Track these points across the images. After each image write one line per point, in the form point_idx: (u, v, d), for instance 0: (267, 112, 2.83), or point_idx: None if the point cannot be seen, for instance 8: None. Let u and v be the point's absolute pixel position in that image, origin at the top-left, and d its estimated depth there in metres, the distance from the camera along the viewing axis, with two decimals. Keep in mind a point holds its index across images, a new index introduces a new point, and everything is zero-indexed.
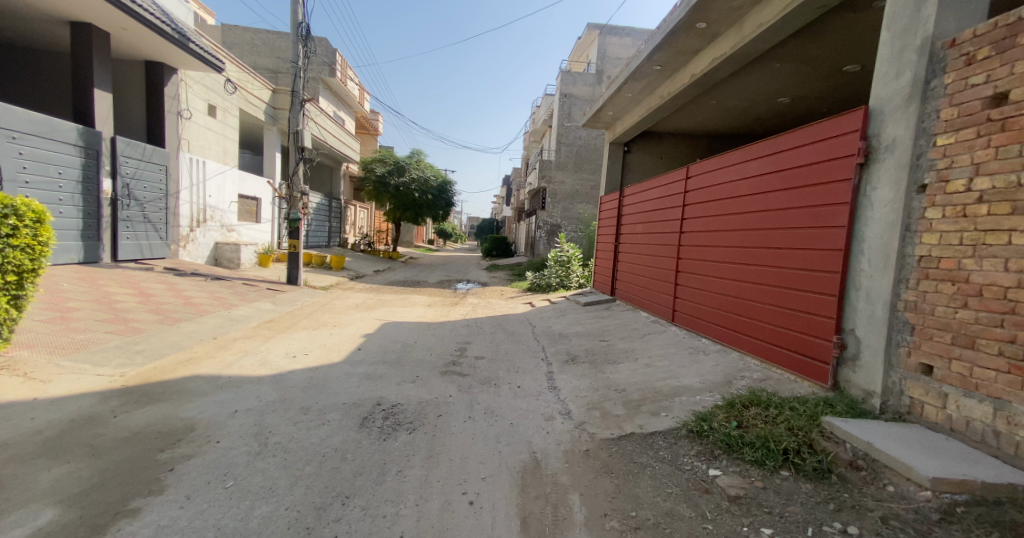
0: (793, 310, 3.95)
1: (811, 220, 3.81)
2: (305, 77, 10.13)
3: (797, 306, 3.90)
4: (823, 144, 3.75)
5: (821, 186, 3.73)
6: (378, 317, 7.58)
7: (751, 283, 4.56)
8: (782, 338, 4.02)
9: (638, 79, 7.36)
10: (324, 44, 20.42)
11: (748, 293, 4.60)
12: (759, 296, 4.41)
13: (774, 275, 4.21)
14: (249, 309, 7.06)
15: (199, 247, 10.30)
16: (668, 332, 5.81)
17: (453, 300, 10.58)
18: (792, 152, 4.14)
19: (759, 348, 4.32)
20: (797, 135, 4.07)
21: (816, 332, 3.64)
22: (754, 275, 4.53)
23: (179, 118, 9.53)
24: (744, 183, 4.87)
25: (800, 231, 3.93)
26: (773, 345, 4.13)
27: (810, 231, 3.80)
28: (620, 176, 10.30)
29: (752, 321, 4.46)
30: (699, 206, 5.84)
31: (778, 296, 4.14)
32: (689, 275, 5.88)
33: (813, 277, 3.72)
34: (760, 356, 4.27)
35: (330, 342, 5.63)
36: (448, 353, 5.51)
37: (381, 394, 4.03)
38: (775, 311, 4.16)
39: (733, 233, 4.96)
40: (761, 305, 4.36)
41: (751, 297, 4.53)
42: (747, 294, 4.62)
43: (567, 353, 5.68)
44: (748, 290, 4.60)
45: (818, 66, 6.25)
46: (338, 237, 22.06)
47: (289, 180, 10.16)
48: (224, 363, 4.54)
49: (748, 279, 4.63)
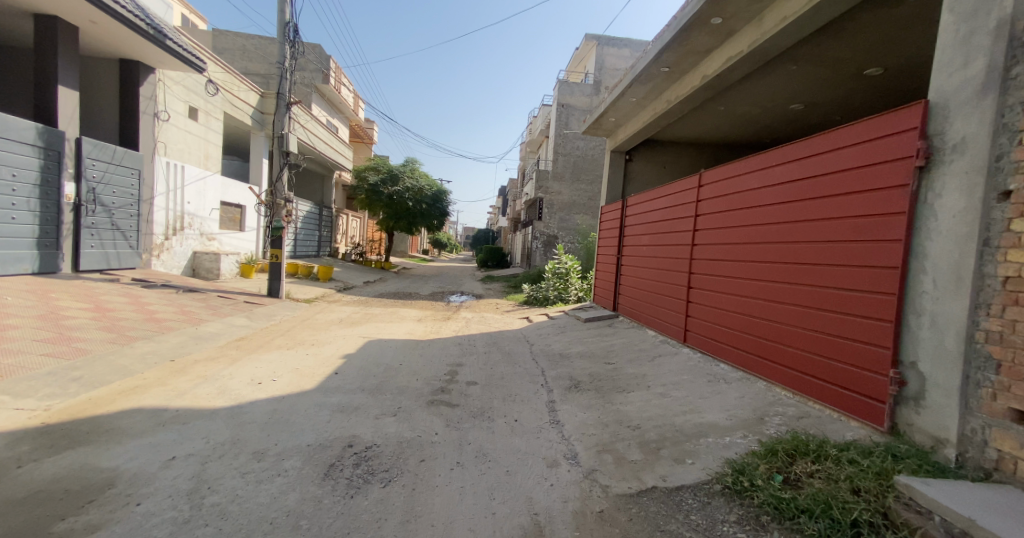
0: (833, 335, 3.44)
1: (855, 233, 3.32)
2: (292, 79, 9.62)
3: (837, 332, 3.40)
4: (868, 146, 3.29)
5: (867, 194, 3.26)
6: (362, 335, 6.97)
7: (778, 303, 4.08)
8: (820, 369, 3.51)
9: (644, 82, 6.92)
10: (317, 50, 20.04)
11: (775, 314, 4.11)
12: (789, 318, 3.93)
13: (807, 295, 3.72)
14: (219, 325, 6.44)
15: (175, 256, 9.70)
16: (681, 355, 5.28)
17: (446, 314, 9.98)
18: (828, 156, 3.67)
19: (790, 378, 3.80)
20: (835, 136, 3.61)
21: (865, 364, 3.12)
22: (782, 295, 4.05)
23: (156, 120, 8.98)
24: (769, 191, 4.42)
25: (840, 245, 3.45)
26: (807, 376, 3.62)
27: (853, 246, 3.32)
28: (621, 185, 9.84)
29: (780, 347, 3.96)
30: (715, 217, 5.37)
31: (814, 320, 3.64)
32: (703, 291, 5.40)
33: (858, 298, 3.23)
34: (792, 388, 3.76)
35: (304, 365, 5.03)
36: (437, 378, 4.92)
37: (354, 432, 3.44)
38: (810, 338, 3.66)
39: (757, 246, 4.50)
40: (792, 328, 3.87)
41: (780, 319, 4.04)
42: (774, 316, 4.13)
43: (569, 378, 5.11)
44: (775, 311, 4.11)
45: (838, 68, 5.81)
46: (329, 247, 21.45)
47: (272, 185, 9.59)
48: (175, 392, 3.93)
49: (774, 297, 4.15)
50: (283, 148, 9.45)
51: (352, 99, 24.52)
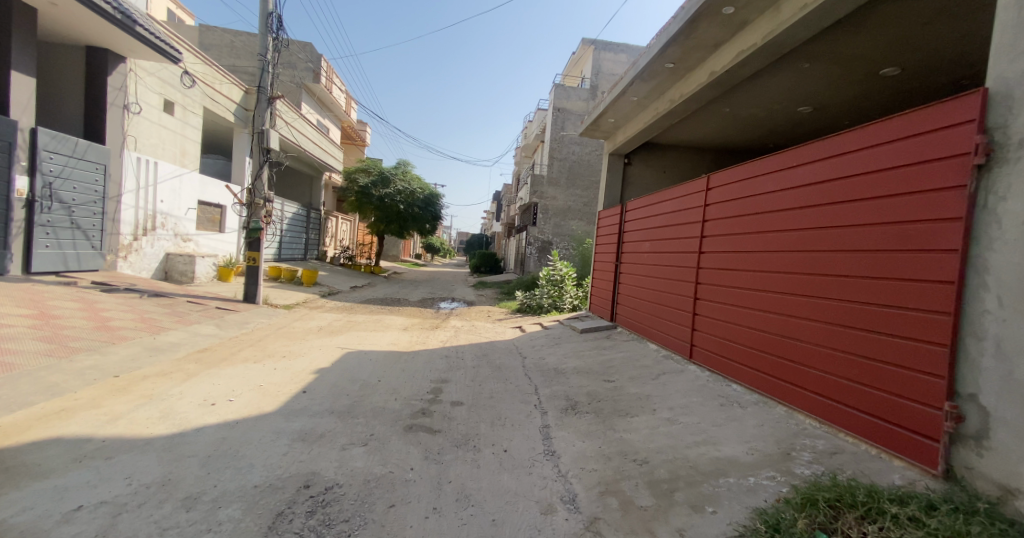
0: (869, 358, 3.00)
1: (897, 241, 2.88)
2: (274, 73, 9.12)
3: (874, 354, 2.96)
4: (912, 141, 2.86)
5: (910, 196, 2.83)
6: (340, 345, 6.44)
7: (802, 319, 3.66)
8: (852, 397, 3.07)
9: (646, 79, 6.50)
10: (308, 48, 19.51)
11: (798, 331, 3.69)
12: (815, 337, 3.50)
13: (838, 311, 3.29)
14: (182, 335, 5.89)
15: (146, 258, 9.13)
16: (687, 373, 4.82)
17: (435, 322, 9.46)
18: (862, 154, 3.27)
19: (818, 405, 3.35)
20: (872, 132, 3.19)
21: (911, 394, 2.66)
22: (806, 309, 3.63)
23: (126, 113, 8.43)
24: (791, 193, 4.02)
25: (878, 254, 3.01)
26: (837, 404, 3.19)
27: (892, 256, 2.89)
28: (619, 189, 9.42)
29: (805, 369, 3.54)
30: (729, 222, 4.96)
31: (845, 339, 3.21)
32: (714, 303, 4.99)
33: (899, 317, 2.80)
34: (820, 417, 3.32)
35: (269, 381, 4.50)
36: (417, 398, 4.41)
37: (313, 469, 2.91)
38: (840, 360, 3.23)
39: (777, 254, 4.09)
40: (819, 348, 3.45)
41: (804, 337, 3.61)
42: (796, 333, 3.71)
43: (565, 398, 4.62)
44: (798, 328, 3.69)
45: (854, 68, 5.43)
46: (316, 250, 20.85)
47: (251, 184, 9.05)
48: (108, 418, 3.39)
49: (797, 312, 3.73)
50: (263, 145, 8.92)
51: (344, 100, 24.08)
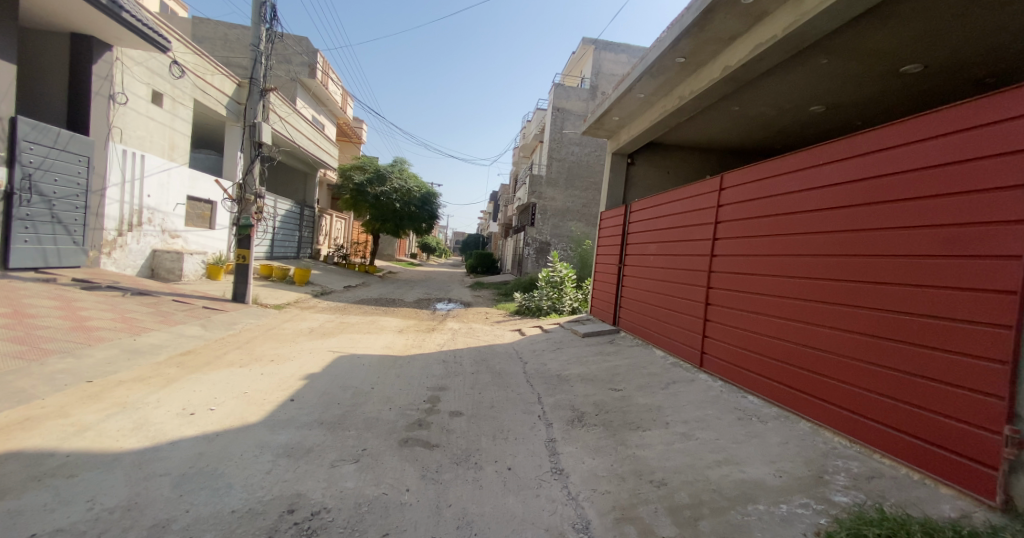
0: (907, 374, 2.78)
1: (942, 247, 2.67)
2: (268, 64, 8.78)
3: (913, 369, 2.74)
4: (960, 139, 2.65)
5: (958, 197, 2.62)
6: (332, 348, 6.14)
7: (828, 328, 3.45)
8: (888, 414, 2.85)
9: (655, 75, 6.26)
10: (304, 42, 19.12)
11: (823, 341, 3.48)
12: (843, 347, 3.28)
13: (871, 322, 3.08)
14: (164, 336, 5.56)
15: (131, 254, 8.79)
16: (698, 383, 4.57)
17: (431, 325, 9.17)
18: (900, 152, 3.06)
19: (847, 422, 3.13)
20: (913, 129, 2.97)
21: (959, 414, 2.44)
22: (833, 317, 3.42)
23: (111, 102, 8.09)
24: (818, 193, 3.81)
25: (919, 261, 2.80)
26: (869, 421, 2.97)
27: (935, 263, 2.69)
28: (623, 190, 9.19)
29: (832, 381, 3.32)
30: (746, 225, 4.74)
31: (878, 351, 2.99)
32: (728, 309, 4.79)
33: (945, 329, 2.58)
34: (849, 434, 3.10)
35: (255, 388, 4.20)
36: (413, 408, 4.13)
37: (298, 491, 2.61)
38: (872, 373, 3.02)
39: (800, 258, 3.89)
40: (847, 360, 3.23)
41: (830, 347, 3.40)
42: (822, 342, 3.50)
43: (570, 408, 4.36)
44: (824, 337, 3.48)
45: (874, 64, 5.20)
46: (310, 248, 20.48)
47: (242, 179, 8.71)
48: (75, 429, 3.08)
49: (822, 320, 3.52)
50: (255, 139, 8.58)
51: (341, 96, 23.72)
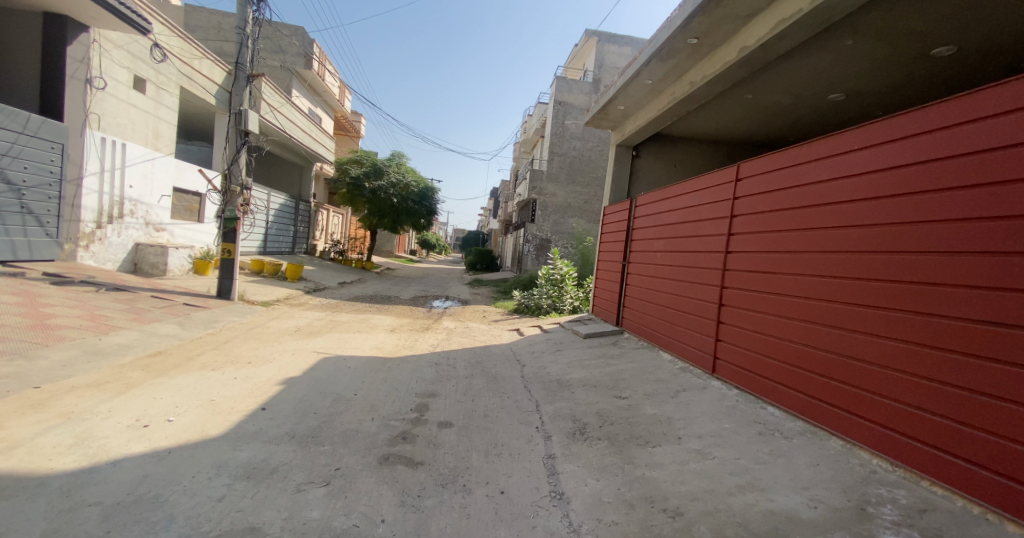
0: (945, 384, 2.45)
1: (991, 241, 2.32)
2: (254, 48, 8.34)
3: (970, 384, 2.32)
4: (1015, 117, 2.30)
5: (1013, 184, 2.27)
6: (317, 349, 5.75)
7: (863, 334, 3.02)
8: (942, 436, 2.41)
9: (664, 59, 5.83)
10: (300, 32, 18.77)
11: (858, 349, 3.04)
12: (883, 356, 2.85)
13: (903, 325, 2.73)
14: (135, 335, 5.18)
15: (112, 248, 8.42)
16: (712, 392, 4.17)
17: (425, 323, 8.80)
18: (941, 136, 2.71)
19: (876, 437, 2.79)
20: (958, 109, 2.61)
21: (1010, 433, 2.11)
22: (868, 322, 2.99)
23: (89, 87, 7.70)
24: (850, 182, 3.36)
25: (963, 257, 2.46)
26: (901, 437, 2.64)
27: (984, 260, 2.35)
28: (627, 184, 8.80)
29: (869, 395, 2.90)
30: (761, 219, 4.38)
31: (929, 362, 2.55)
32: (746, 311, 4.36)
33: (1001, 336, 2.20)
34: (883, 454, 2.72)
35: (225, 395, 3.81)
36: (398, 418, 3.74)
37: (253, 524, 2.21)
38: (917, 387, 2.60)
39: (828, 255, 3.45)
40: (887, 372, 2.80)
41: (866, 357, 2.97)
42: (855, 351, 3.07)
43: (571, 419, 3.97)
44: (858, 345, 3.05)
45: (903, 46, 4.79)
46: (306, 244, 20.12)
47: (227, 168, 8.29)
48: (4, 445, 2.70)
49: (856, 325, 3.09)
50: (241, 127, 8.17)
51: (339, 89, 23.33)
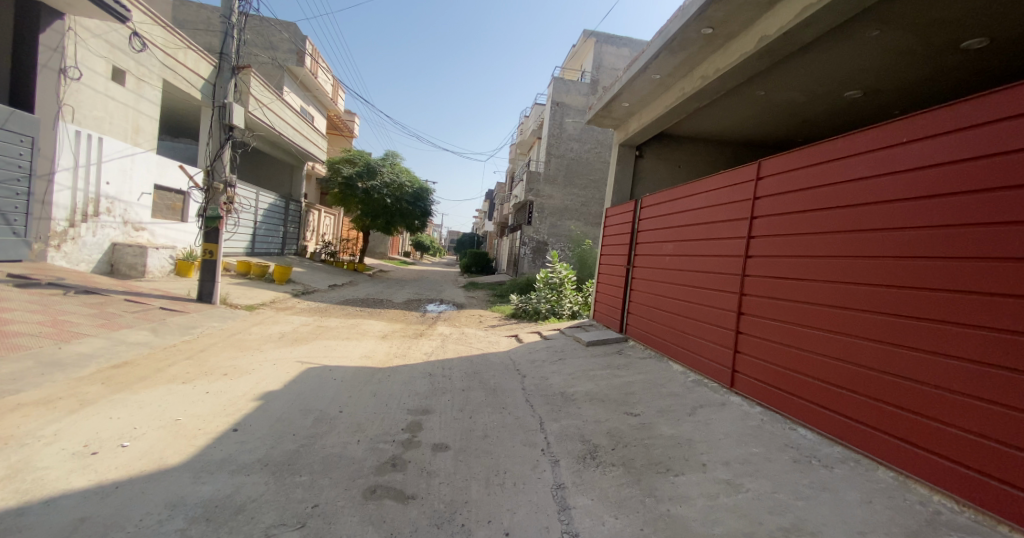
0: (994, 404, 2.21)
1: None
2: (240, 38, 7.92)
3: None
4: None
5: None
6: (301, 358, 5.34)
7: (908, 349, 2.68)
8: (995, 463, 2.15)
9: (675, 51, 5.50)
10: (293, 28, 18.33)
11: (902, 366, 2.70)
12: (923, 372, 2.58)
13: (944, 338, 2.49)
14: (101, 343, 4.73)
15: (86, 248, 7.95)
16: (733, 410, 3.80)
17: (419, 329, 8.39)
18: (986, 132, 2.47)
19: (916, 460, 2.53)
20: (1006, 102, 2.38)
21: None
22: (915, 336, 2.66)
23: (63, 77, 7.25)
24: (891, 180, 3.02)
25: (1013, 264, 2.23)
26: (945, 461, 2.38)
27: None
28: (630, 185, 8.47)
29: (918, 419, 2.56)
30: (777, 222, 4.13)
31: (985, 382, 2.26)
32: (766, 321, 4.02)
33: None
34: (926, 480, 2.45)
35: (193, 413, 3.39)
36: (388, 440, 3.34)
37: None
38: (962, 407, 2.35)
39: (863, 261, 3.12)
40: (929, 390, 2.53)
41: (903, 373, 2.69)
42: (893, 367, 2.77)
43: (580, 440, 3.58)
44: (902, 361, 2.71)
45: (932, 38, 4.49)
46: (296, 245, 19.61)
47: (210, 165, 7.86)
48: None
49: (900, 339, 2.75)
50: (225, 121, 7.75)
51: (333, 88, 22.91)
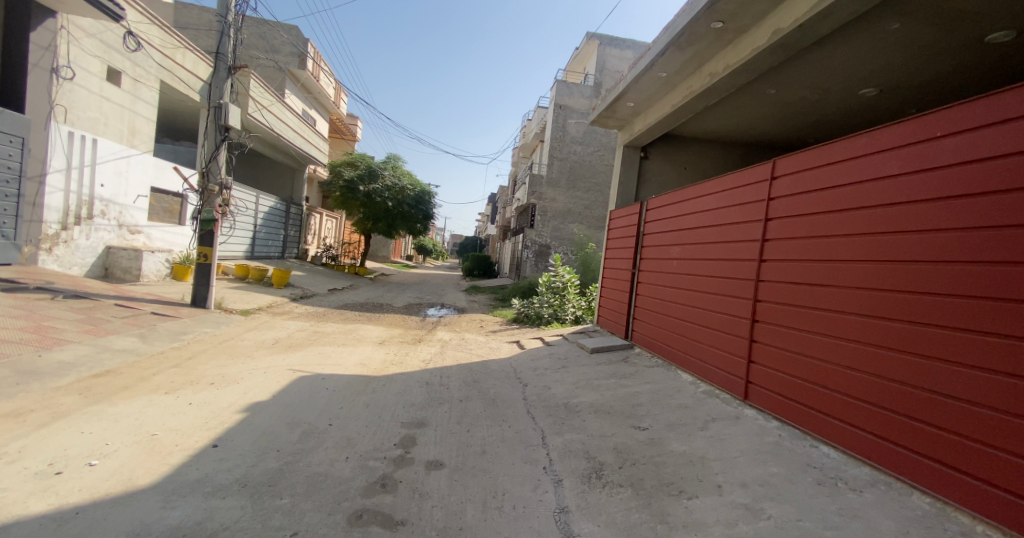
0: None
1: None
2: (237, 38, 7.76)
3: None
4: None
5: None
6: (293, 366, 5.14)
7: (941, 362, 2.47)
8: None
9: (683, 47, 5.30)
10: (295, 31, 18.30)
11: (933, 380, 2.49)
12: (958, 387, 2.36)
13: (981, 351, 2.27)
14: (84, 350, 4.55)
15: (79, 251, 7.80)
16: (748, 425, 3.55)
17: (418, 334, 8.18)
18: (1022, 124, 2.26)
19: (954, 483, 2.30)
20: None
21: None
22: (948, 348, 2.44)
23: (56, 78, 7.13)
24: (917, 179, 2.80)
25: None
26: (987, 486, 2.15)
27: None
28: (635, 186, 8.25)
29: (955, 439, 2.33)
30: (791, 224, 3.91)
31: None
32: (781, 329, 3.80)
33: None
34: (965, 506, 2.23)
35: (172, 428, 3.18)
36: (378, 457, 3.12)
37: None
38: (1002, 426, 2.13)
39: (884, 266, 2.91)
40: (966, 407, 2.31)
41: (936, 387, 2.47)
42: (922, 380, 2.55)
43: (585, 457, 3.34)
44: (934, 375, 2.49)
45: (955, 31, 4.26)
46: (297, 248, 19.45)
47: (205, 166, 7.70)
48: None
49: (930, 350, 2.53)
50: (221, 122, 7.58)
51: (335, 91, 22.86)
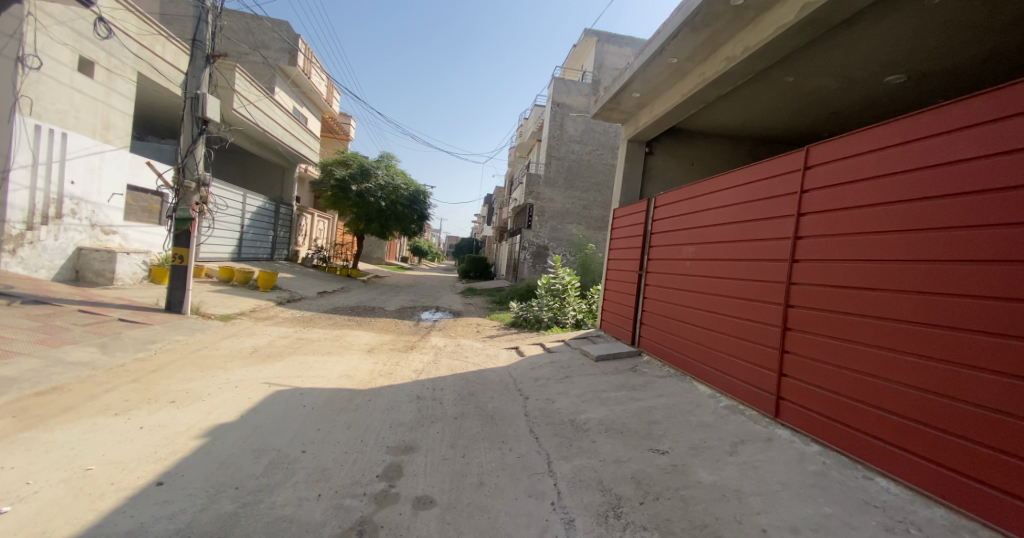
0: None
1: None
2: (216, 25, 7.26)
3: None
4: None
5: None
6: (269, 378, 4.66)
7: (1009, 378, 2.06)
8: None
9: (698, 28, 4.86)
10: (285, 26, 17.76)
11: (1001, 399, 2.08)
12: None
13: None
14: (31, 363, 4.04)
15: (46, 252, 7.28)
16: (784, 450, 3.07)
17: (410, 340, 7.71)
18: None
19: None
20: None
21: None
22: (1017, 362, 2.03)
23: (22, 67, 6.63)
24: (979, 165, 2.35)
25: None
26: None
27: None
28: (640, 184, 7.82)
29: None
30: (820, 220, 3.49)
31: None
32: (811, 338, 3.38)
33: None
34: None
35: (113, 460, 2.69)
36: (356, 494, 2.63)
37: None
38: None
39: (934, 266, 2.50)
40: None
41: (1005, 408, 2.05)
42: (986, 400, 2.14)
43: (598, 489, 2.87)
44: (1002, 395, 2.07)
45: (1002, 8, 3.84)
46: (287, 250, 18.89)
47: (179, 160, 7.18)
48: None
49: (996, 365, 2.12)
50: (198, 114, 7.08)
51: (327, 89, 22.34)
